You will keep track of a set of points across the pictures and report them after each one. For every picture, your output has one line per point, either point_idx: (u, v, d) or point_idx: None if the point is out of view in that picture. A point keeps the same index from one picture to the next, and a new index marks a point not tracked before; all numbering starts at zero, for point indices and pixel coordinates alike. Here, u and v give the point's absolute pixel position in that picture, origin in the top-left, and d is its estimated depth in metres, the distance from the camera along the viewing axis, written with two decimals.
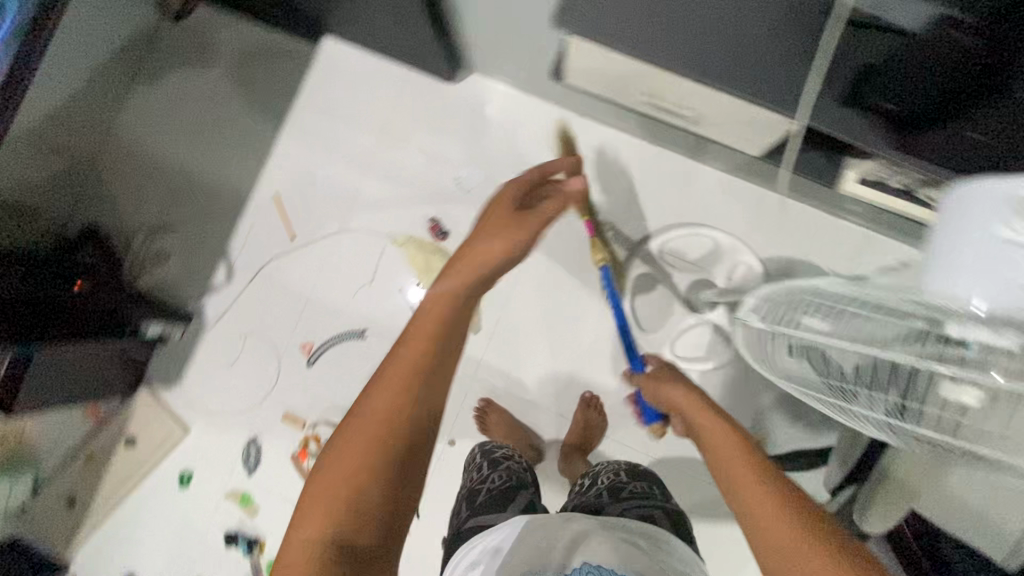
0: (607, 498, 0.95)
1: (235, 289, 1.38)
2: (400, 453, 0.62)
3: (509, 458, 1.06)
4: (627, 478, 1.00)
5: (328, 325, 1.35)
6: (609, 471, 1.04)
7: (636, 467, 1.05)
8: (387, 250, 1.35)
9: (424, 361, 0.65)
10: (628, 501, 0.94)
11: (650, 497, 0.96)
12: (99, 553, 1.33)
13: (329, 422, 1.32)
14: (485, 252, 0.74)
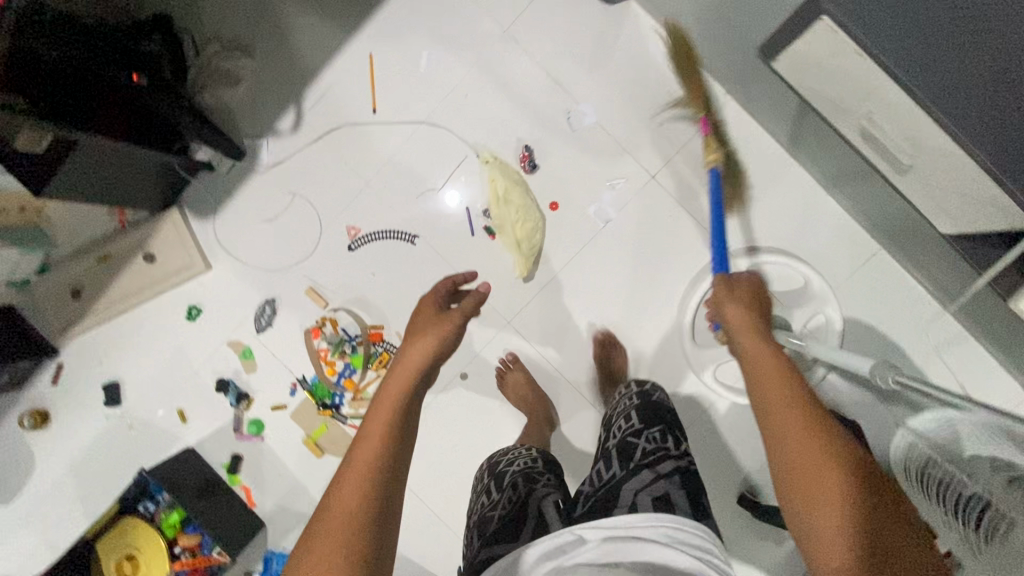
0: (616, 463, 0.85)
1: (298, 142, 1.27)
2: (401, 451, 0.66)
3: (514, 459, 0.98)
4: (634, 424, 0.89)
5: (381, 214, 1.26)
6: (618, 420, 0.93)
7: (641, 404, 0.93)
8: (468, 160, 1.24)
9: (410, 394, 0.72)
10: (638, 458, 0.83)
11: (660, 445, 0.85)
12: (89, 350, 1.31)
13: (351, 311, 1.27)
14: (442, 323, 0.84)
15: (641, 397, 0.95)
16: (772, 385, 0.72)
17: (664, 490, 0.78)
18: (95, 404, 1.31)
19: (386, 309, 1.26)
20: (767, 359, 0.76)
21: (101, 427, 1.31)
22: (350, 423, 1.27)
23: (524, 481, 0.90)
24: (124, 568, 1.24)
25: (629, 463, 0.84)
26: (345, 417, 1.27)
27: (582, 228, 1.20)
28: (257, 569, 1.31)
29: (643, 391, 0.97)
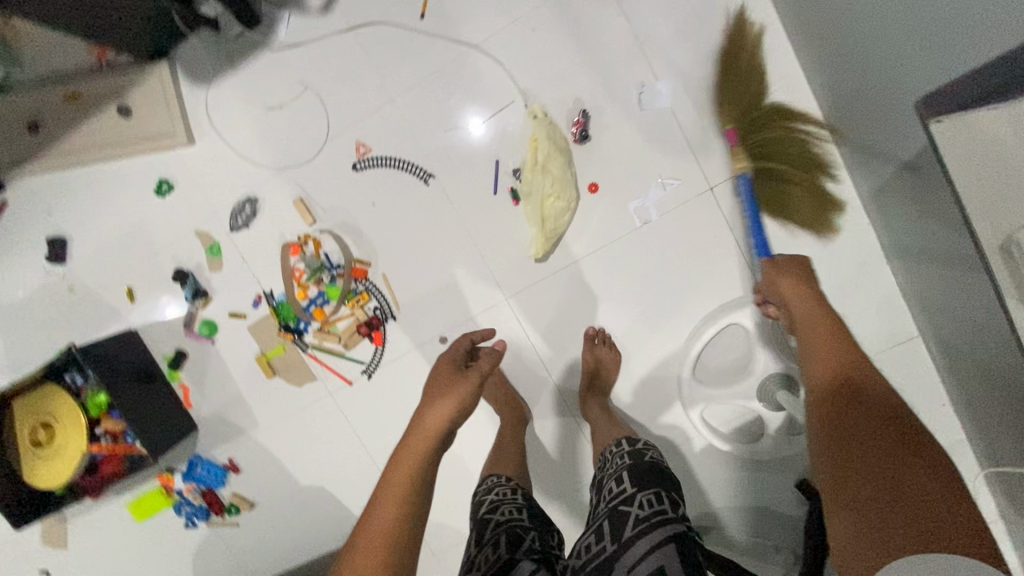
0: (607, 534, 0.83)
1: (324, 29, 1.08)
2: (409, 514, 0.75)
3: (497, 507, 0.92)
4: (626, 489, 0.87)
5: (398, 140, 1.10)
6: (608, 482, 0.92)
7: (633, 466, 0.91)
8: (510, 109, 1.07)
9: (427, 454, 0.82)
10: (631, 528, 0.81)
11: (655, 508, 0.82)
12: (41, 196, 1.17)
13: (337, 236, 1.13)
14: (459, 384, 0.90)
15: (633, 456, 0.93)
16: (846, 363, 0.77)
17: (659, 565, 0.76)
18: (37, 257, 1.19)
19: (376, 247, 1.13)
20: (837, 337, 0.80)
21: (41, 283, 1.20)
22: (310, 353, 1.18)
23: (503, 539, 0.84)
24: (40, 433, 1.18)
25: (622, 534, 0.81)
26: (305, 345, 1.17)
27: (612, 223, 1.07)
28: (181, 468, 1.26)
29: (635, 451, 0.94)
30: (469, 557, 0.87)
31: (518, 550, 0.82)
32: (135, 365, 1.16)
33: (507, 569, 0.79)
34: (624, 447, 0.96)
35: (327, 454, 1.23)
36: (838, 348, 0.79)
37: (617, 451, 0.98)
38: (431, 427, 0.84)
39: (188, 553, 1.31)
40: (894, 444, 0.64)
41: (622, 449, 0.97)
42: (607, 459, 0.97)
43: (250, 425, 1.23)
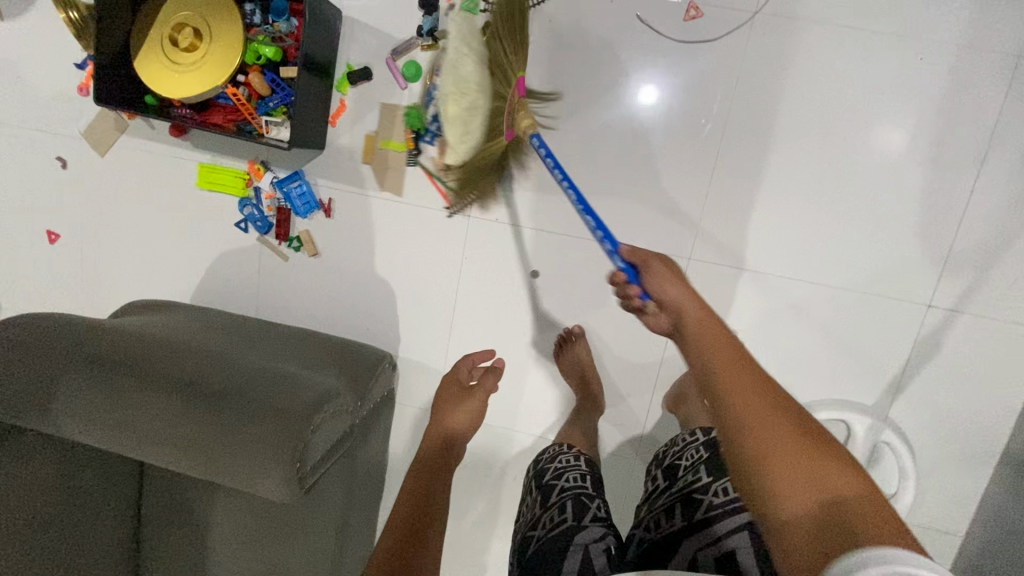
0: (676, 514, 0.83)
1: None
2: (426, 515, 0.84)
3: (562, 474, 0.93)
4: (701, 479, 0.85)
5: (713, 53, 1.01)
6: (682, 470, 0.90)
7: (709, 457, 0.88)
8: (829, 108, 1.01)
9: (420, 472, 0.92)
10: (702, 512, 0.80)
11: (731, 496, 0.80)
12: None
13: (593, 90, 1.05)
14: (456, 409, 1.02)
15: (708, 446, 0.90)
16: (717, 359, 0.64)
17: (731, 552, 0.75)
18: None
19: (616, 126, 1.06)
20: (714, 338, 0.66)
21: None
22: (421, 161, 1.10)
23: (569, 504, 0.86)
24: (185, 38, 1.03)
25: (692, 518, 0.81)
26: (422, 158, 1.10)
27: (822, 269, 1.05)
28: (278, 173, 1.14)
29: (710, 440, 0.91)
30: (532, 516, 0.89)
31: (580, 515, 0.83)
32: (320, 50, 1.04)
33: (571, 531, 0.81)
34: (697, 435, 0.94)
35: (420, 263, 1.15)
36: (721, 350, 0.64)
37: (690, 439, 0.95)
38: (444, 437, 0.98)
39: (218, 250, 1.20)
40: (762, 498, 0.54)
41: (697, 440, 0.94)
42: (680, 447, 0.96)
43: (373, 187, 1.13)
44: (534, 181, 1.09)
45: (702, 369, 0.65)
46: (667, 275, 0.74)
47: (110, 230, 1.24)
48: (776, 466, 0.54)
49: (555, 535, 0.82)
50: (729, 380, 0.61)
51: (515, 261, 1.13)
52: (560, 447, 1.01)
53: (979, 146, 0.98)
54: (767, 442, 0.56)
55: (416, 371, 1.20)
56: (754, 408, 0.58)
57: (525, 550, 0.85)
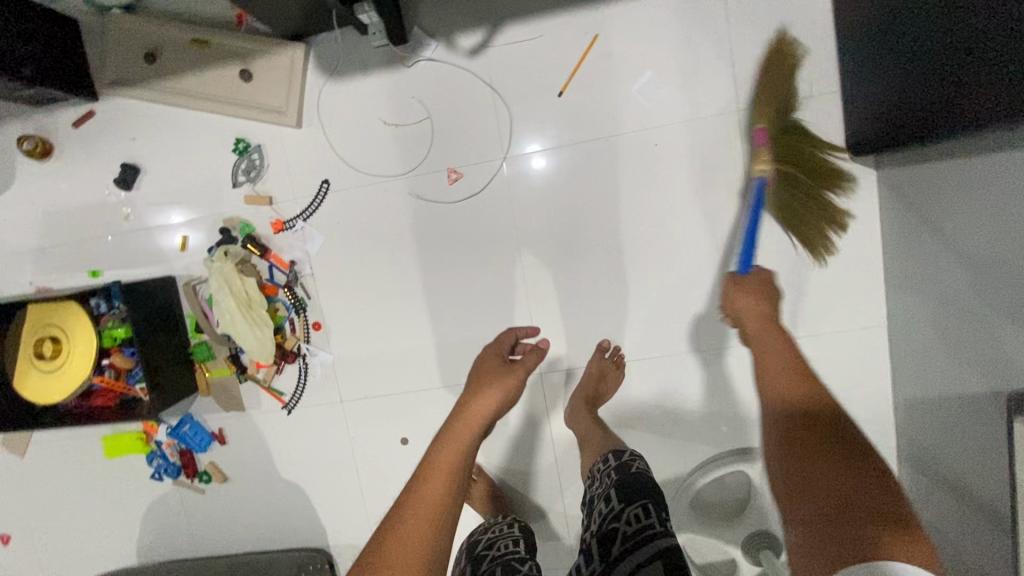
0: (595, 555, 0.78)
1: (463, 69, 1.07)
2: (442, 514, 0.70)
3: (490, 543, 0.99)
4: (613, 508, 0.83)
5: (492, 196, 1.11)
6: (598, 501, 0.87)
7: (619, 481, 0.87)
8: (608, 205, 1.09)
9: (460, 456, 0.77)
10: (619, 547, 0.76)
11: (643, 523, 0.77)
12: (131, 121, 1.16)
13: (405, 262, 1.15)
14: (496, 391, 0.87)
15: (619, 470, 0.90)
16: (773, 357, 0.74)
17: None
18: (107, 178, 1.18)
19: (435, 285, 1.15)
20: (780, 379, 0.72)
21: (102, 203, 1.19)
22: (248, 372, 1.21)
23: (493, 575, 0.88)
24: (46, 346, 1.16)
25: (611, 553, 0.76)
26: (244, 372, 1.21)
27: (661, 340, 1.11)
28: (169, 422, 1.24)
29: (621, 463, 0.92)
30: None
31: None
32: (161, 315, 1.16)
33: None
34: (611, 462, 0.94)
35: (317, 457, 1.23)
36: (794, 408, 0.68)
37: (603, 467, 0.94)
38: (480, 408, 0.83)
39: (143, 503, 1.29)
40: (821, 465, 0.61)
41: (610, 464, 0.94)
42: (596, 476, 0.94)
43: (252, 405, 1.23)
44: (386, 354, 1.18)
45: (773, 412, 0.70)
46: (737, 291, 0.82)
47: (48, 519, 1.32)
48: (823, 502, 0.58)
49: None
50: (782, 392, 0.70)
51: (397, 427, 1.20)
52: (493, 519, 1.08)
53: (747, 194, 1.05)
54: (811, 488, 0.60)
55: (352, 551, 1.25)
56: (813, 461, 0.61)
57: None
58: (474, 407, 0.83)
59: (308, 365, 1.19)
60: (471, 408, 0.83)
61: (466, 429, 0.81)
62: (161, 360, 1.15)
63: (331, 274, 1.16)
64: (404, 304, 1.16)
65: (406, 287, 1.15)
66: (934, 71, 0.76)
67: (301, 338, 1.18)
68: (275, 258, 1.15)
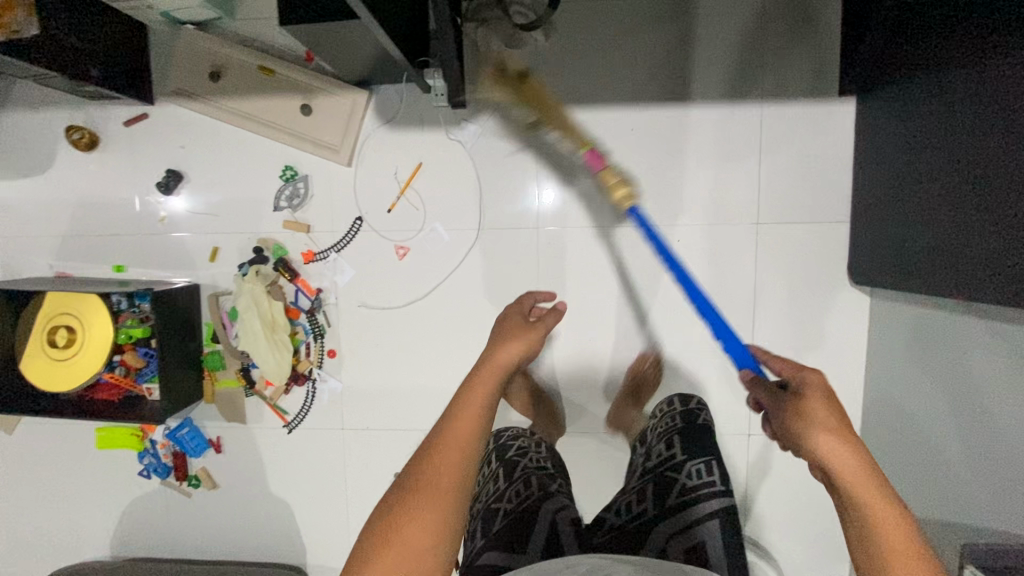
0: (650, 498, 0.90)
1: (512, 142, 1.15)
2: (462, 463, 0.70)
3: (525, 452, 1.01)
4: (674, 455, 0.93)
5: (520, 260, 1.17)
6: (657, 443, 0.97)
7: (682, 427, 0.97)
8: (625, 287, 1.17)
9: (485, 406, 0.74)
10: (674, 498, 0.88)
11: (703, 479, 0.88)
12: (182, 131, 1.19)
13: (426, 307, 1.20)
14: (520, 338, 0.84)
15: (685, 418, 0.98)
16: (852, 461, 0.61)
17: (697, 540, 0.83)
18: (149, 179, 1.21)
19: (451, 334, 1.20)
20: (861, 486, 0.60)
21: (139, 203, 1.22)
22: (256, 387, 1.23)
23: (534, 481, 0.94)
24: (60, 335, 1.17)
25: (665, 502, 0.88)
26: (252, 388, 1.24)
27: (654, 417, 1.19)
28: (167, 424, 1.25)
29: (686, 411, 1.00)
30: (495, 487, 0.95)
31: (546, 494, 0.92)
32: (180, 321, 1.18)
33: (537, 507, 0.90)
34: (676, 407, 1.03)
35: (309, 479, 1.26)
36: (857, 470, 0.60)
37: (669, 410, 1.03)
38: (506, 354, 0.80)
39: (126, 497, 1.30)
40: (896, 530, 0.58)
41: (676, 407, 1.03)
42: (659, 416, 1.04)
43: (252, 419, 1.26)
44: (393, 391, 1.23)
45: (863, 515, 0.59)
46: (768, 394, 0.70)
47: (24, 500, 1.32)
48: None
49: (523, 511, 0.90)
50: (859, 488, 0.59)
51: (392, 462, 1.24)
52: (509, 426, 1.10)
53: (751, 298, 1.15)
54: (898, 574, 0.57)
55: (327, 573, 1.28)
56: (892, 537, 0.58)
57: (488, 525, 0.89)
58: (501, 353, 0.80)
59: (316, 389, 1.23)
60: (498, 352, 0.80)
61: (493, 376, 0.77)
62: (173, 365, 1.17)
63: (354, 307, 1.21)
64: (419, 346, 1.21)
65: (424, 331, 1.21)
66: (924, 236, 0.88)
67: (314, 363, 1.21)
68: (303, 282, 1.19)
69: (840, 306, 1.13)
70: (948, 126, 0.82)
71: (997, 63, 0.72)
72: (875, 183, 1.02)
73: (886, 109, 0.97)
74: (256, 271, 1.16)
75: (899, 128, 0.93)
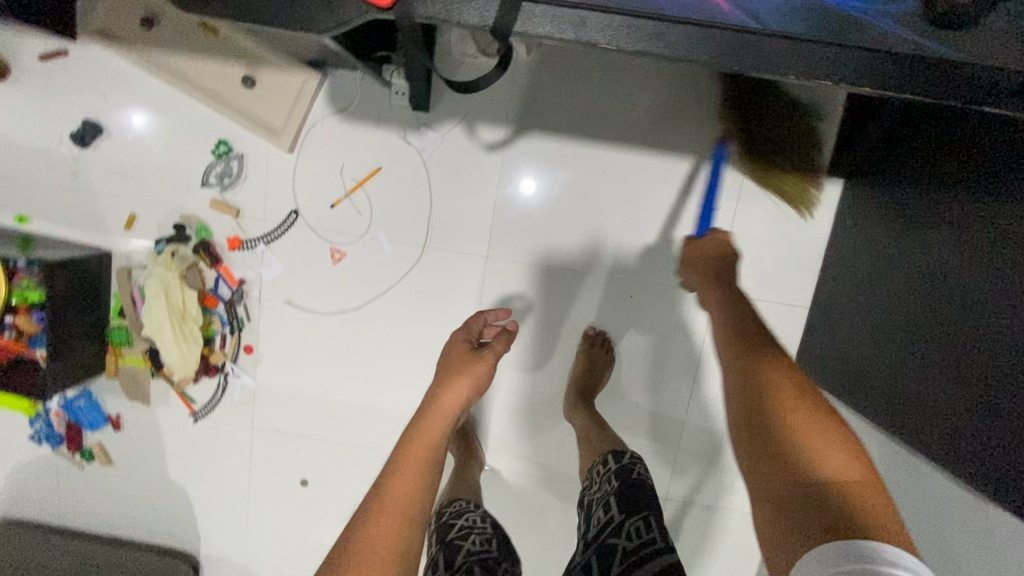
0: (589, 572, 0.65)
1: (474, 161, 1.04)
2: (404, 529, 0.56)
3: (454, 512, 0.76)
4: (611, 518, 0.70)
5: (462, 287, 1.09)
6: (594, 508, 0.75)
7: (620, 486, 0.75)
8: (568, 334, 1.10)
9: (429, 457, 0.62)
10: (617, 566, 0.64)
11: (643, 540, 0.66)
12: (107, 79, 1.05)
13: (355, 317, 1.12)
14: (463, 367, 0.73)
15: (620, 475, 0.76)
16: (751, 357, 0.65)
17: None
18: (63, 126, 1.07)
19: (378, 349, 1.13)
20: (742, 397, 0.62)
21: (50, 151, 1.08)
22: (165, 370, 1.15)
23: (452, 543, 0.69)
24: None
25: (606, 574, 0.64)
26: (160, 370, 1.15)
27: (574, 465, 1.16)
28: (62, 393, 1.16)
29: (622, 467, 0.78)
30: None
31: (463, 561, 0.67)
32: (84, 290, 1.08)
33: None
34: (610, 465, 0.80)
35: (211, 472, 1.21)
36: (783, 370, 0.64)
37: (602, 468, 0.81)
38: (448, 400, 0.68)
39: (13, 460, 1.22)
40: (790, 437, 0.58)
41: (609, 467, 0.81)
42: (594, 481, 0.81)
43: (157, 403, 1.18)
44: (308, 397, 1.16)
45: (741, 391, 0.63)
46: (689, 253, 0.79)
47: None
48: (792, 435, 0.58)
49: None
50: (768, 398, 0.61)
51: (300, 466, 1.19)
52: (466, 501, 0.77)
53: (695, 367, 1.10)
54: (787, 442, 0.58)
55: (219, 564, 1.25)
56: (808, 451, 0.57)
57: None
58: (447, 391, 0.69)
59: (228, 384, 1.15)
60: (444, 386, 0.70)
61: (441, 413, 0.67)
62: (72, 339, 1.07)
63: (277, 304, 1.12)
64: (343, 356, 1.14)
65: (349, 342, 1.13)
66: (881, 353, 0.83)
67: (228, 357, 1.13)
68: (226, 270, 1.10)
69: None
70: (900, 231, 0.82)
71: (968, 190, 0.70)
72: (843, 272, 0.97)
73: (874, 208, 0.90)
74: (172, 253, 1.06)
75: (883, 234, 0.86)
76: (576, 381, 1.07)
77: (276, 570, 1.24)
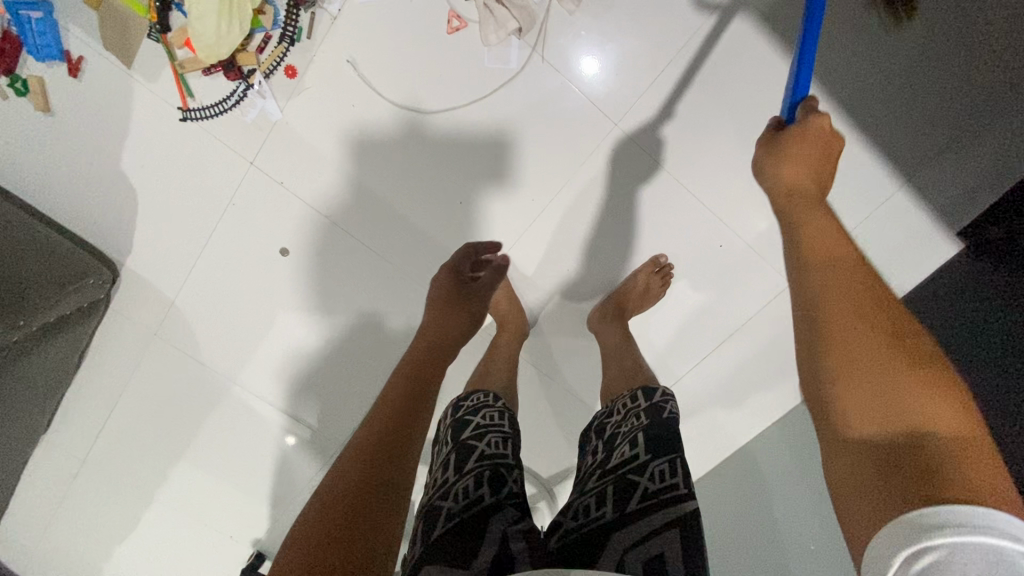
0: (607, 500, 0.65)
1: (669, 13, 0.90)
2: (386, 437, 0.54)
3: (483, 432, 0.73)
4: (636, 456, 0.69)
5: (564, 142, 0.98)
6: (618, 441, 0.73)
7: (649, 425, 0.73)
8: (631, 247, 1.05)
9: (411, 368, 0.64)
10: (634, 502, 0.64)
11: (667, 484, 0.65)
12: None
13: (426, 109, 0.96)
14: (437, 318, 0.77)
15: (649, 414, 0.75)
16: (838, 266, 0.49)
17: (659, 553, 0.59)
18: None
19: (440, 153, 0.99)
20: (841, 281, 0.48)
21: None
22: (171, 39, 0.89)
23: (486, 476, 0.65)
24: None
25: (624, 506, 0.64)
26: (163, 37, 0.89)
27: (558, 359, 1.16)
28: None
29: (651, 406, 0.77)
30: (441, 483, 0.67)
31: (498, 497, 0.63)
32: None
33: (485, 512, 0.61)
34: (638, 401, 0.79)
35: (171, 186, 0.98)
36: (840, 267, 0.49)
37: (632, 403, 0.79)
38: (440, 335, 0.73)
39: None
40: (870, 326, 0.46)
41: (635, 403, 0.80)
42: (618, 412, 0.80)
43: (141, 73, 0.91)
44: (336, 162, 0.99)
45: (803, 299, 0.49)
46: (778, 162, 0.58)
47: None
48: (924, 420, 0.42)
49: (466, 514, 0.61)
50: (837, 296, 0.47)
51: (283, 232, 1.03)
52: (489, 398, 0.80)
53: (714, 344, 1.11)
54: (856, 350, 0.45)
55: (138, 282, 1.07)
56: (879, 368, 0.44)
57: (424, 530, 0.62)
58: (437, 331, 0.74)
59: (245, 99, 0.93)
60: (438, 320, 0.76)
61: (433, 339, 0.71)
62: None
63: (356, 37, 0.91)
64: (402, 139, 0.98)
65: (421, 128, 0.97)
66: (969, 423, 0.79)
67: (261, 68, 0.91)
68: None
69: (772, 393, 1.13)
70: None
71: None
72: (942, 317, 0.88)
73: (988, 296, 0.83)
74: None
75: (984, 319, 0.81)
76: (616, 297, 1.04)
77: (205, 315, 1.10)
